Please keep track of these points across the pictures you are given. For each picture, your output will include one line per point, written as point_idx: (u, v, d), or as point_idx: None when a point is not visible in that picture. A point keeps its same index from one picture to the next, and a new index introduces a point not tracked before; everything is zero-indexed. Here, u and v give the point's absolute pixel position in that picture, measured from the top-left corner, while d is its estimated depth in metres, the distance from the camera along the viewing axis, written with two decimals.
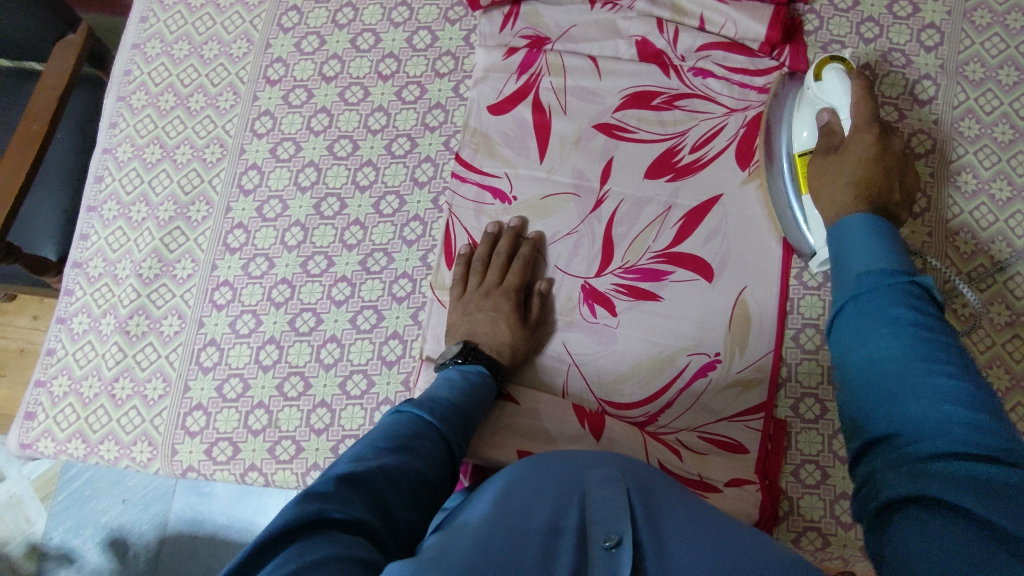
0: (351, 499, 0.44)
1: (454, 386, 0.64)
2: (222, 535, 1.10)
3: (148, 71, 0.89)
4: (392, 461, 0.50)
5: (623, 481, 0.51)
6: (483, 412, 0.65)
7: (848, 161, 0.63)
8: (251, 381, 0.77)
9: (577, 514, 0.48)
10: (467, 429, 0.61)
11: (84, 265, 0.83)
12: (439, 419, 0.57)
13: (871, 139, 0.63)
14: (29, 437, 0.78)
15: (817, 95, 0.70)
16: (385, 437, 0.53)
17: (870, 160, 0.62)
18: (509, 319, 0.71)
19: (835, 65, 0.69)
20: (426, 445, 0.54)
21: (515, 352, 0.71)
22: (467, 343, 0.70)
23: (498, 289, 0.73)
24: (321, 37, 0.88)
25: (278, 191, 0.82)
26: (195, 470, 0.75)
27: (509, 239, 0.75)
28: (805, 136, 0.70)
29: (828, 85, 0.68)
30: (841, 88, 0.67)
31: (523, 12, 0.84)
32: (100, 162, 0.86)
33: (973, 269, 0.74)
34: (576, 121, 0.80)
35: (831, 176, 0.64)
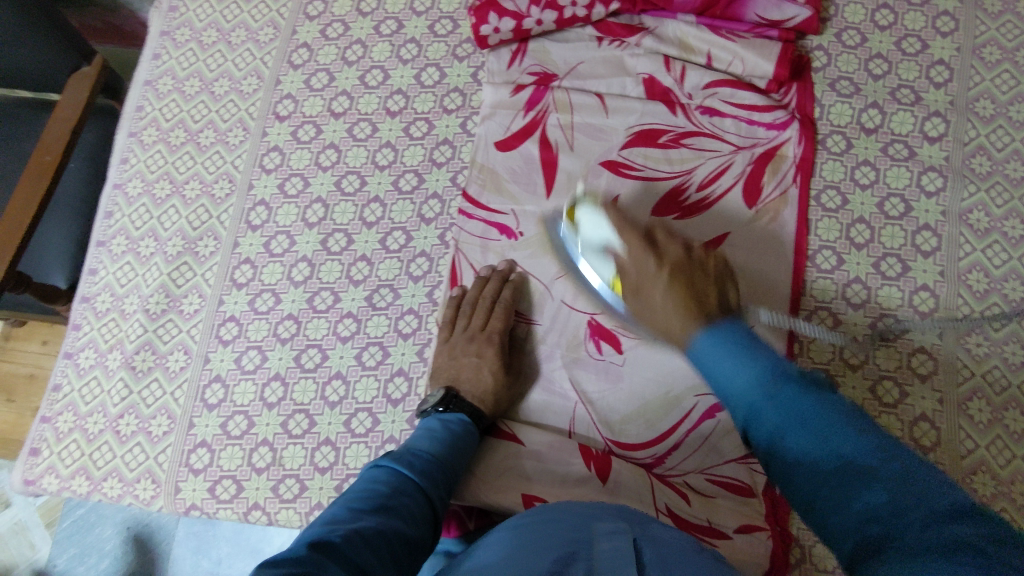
0: (327, 563, 0.44)
1: (435, 436, 0.65)
2: (227, 564, 1.09)
3: (160, 106, 0.90)
4: (370, 522, 0.51)
5: (630, 533, 0.51)
6: (465, 463, 0.66)
7: (658, 286, 0.59)
8: (256, 418, 0.76)
9: (584, 565, 0.47)
10: (448, 483, 0.62)
11: (92, 300, 0.83)
12: (417, 475, 0.59)
13: (655, 271, 0.61)
14: (34, 473, 0.77)
15: (586, 242, 0.70)
16: (362, 500, 0.54)
17: (673, 274, 0.59)
18: (492, 366, 0.72)
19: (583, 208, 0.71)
20: (403, 504, 0.55)
21: (495, 400, 0.71)
22: (449, 391, 0.70)
23: (483, 334, 0.73)
24: (330, 74, 0.88)
25: (286, 227, 0.83)
26: (198, 508, 0.74)
27: (498, 283, 0.75)
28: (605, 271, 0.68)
29: (590, 226, 0.69)
30: (601, 223, 0.68)
31: (530, 49, 0.84)
32: (110, 197, 0.87)
33: (987, 309, 0.73)
34: (582, 157, 0.80)
35: (654, 313, 0.59)
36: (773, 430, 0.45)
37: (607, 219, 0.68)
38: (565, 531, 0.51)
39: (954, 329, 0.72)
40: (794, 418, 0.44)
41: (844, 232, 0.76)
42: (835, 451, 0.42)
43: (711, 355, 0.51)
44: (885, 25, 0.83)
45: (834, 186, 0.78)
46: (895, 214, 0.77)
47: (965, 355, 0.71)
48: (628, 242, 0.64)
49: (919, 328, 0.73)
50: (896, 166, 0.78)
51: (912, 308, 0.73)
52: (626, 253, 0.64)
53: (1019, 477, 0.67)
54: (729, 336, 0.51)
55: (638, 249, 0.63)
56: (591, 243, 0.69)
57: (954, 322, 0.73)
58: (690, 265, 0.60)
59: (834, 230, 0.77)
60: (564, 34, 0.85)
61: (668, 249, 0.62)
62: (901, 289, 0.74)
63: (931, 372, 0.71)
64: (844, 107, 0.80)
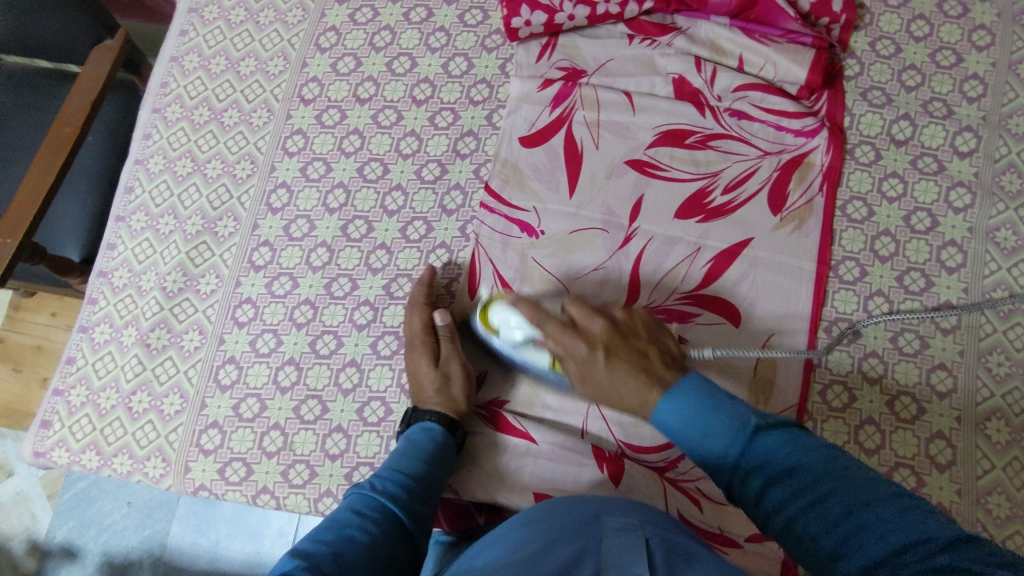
0: None
1: (406, 451, 0.66)
2: (225, 545, 1.09)
3: (185, 84, 0.89)
4: (328, 557, 0.54)
5: (641, 531, 0.50)
6: (447, 469, 0.67)
7: (600, 369, 0.60)
8: (268, 402, 0.76)
9: (592, 562, 0.46)
10: (422, 496, 0.63)
11: (109, 275, 0.83)
12: (385, 498, 0.61)
13: (590, 336, 0.62)
14: (44, 446, 0.77)
15: (514, 343, 0.69)
16: (325, 531, 0.57)
17: (611, 346, 0.61)
18: (421, 367, 0.71)
19: (499, 304, 0.69)
20: (366, 529, 0.58)
21: (439, 394, 0.69)
22: (410, 409, 0.71)
23: (408, 346, 0.73)
24: (357, 59, 0.88)
25: (307, 211, 0.82)
26: (206, 489, 0.74)
27: (426, 290, 0.75)
28: (538, 355, 0.68)
29: (504, 326, 0.69)
30: (516, 319, 0.67)
31: (560, 45, 0.84)
32: (132, 173, 0.87)
33: (1011, 328, 0.72)
34: (608, 155, 0.79)
35: (602, 389, 0.61)
36: (759, 474, 0.51)
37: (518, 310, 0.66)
38: (573, 529, 0.51)
39: (976, 347, 0.72)
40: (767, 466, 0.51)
41: (868, 244, 0.76)
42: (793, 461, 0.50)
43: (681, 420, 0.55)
44: (920, 36, 0.82)
45: (861, 197, 0.77)
46: (921, 229, 0.76)
47: (986, 375, 0.71)
48: (551, 334, 0.63)
49: (939, 344, 0.72)
50: (925, 180, 0.77)
51: (934, 324, 0.73)
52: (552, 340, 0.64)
53: None
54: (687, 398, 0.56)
55: (564, 336, 0.62)
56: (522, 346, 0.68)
57: (976, 340, 0.72)
58: (625, 338, 0.62)
59: (858, 242, 0.76)
60: (595, 31, 0.84)
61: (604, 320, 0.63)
62: (924, 305, 0.73)
63: (950, 390, 0.71)
64: (875, 118, 0.80)
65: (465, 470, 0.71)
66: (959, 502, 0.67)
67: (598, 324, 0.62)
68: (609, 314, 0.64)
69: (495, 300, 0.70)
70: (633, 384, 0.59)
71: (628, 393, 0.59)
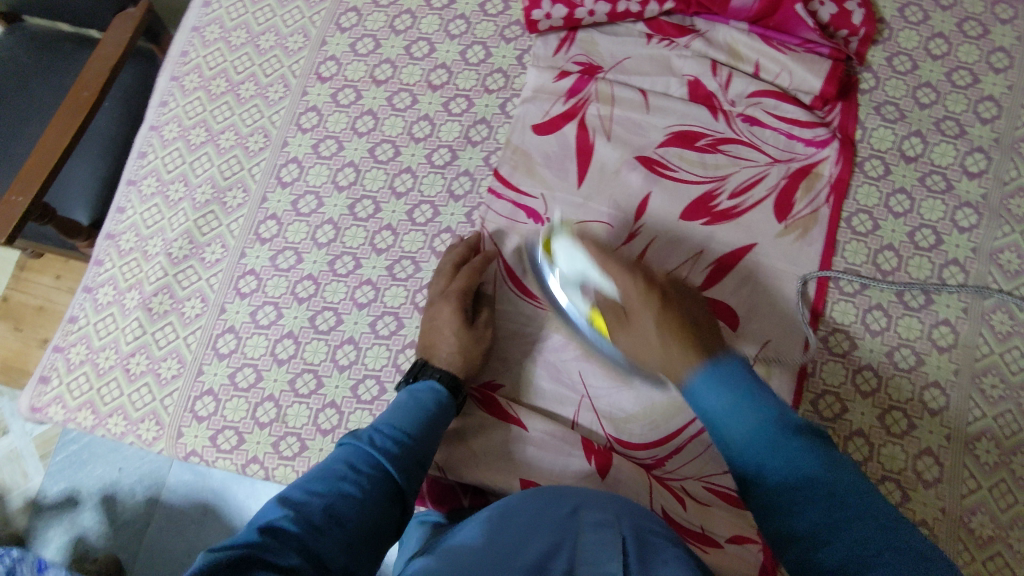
0: (275, 548, 0.49)
1: (406, 409, 0.65)
2: (213, 515, 1.10)
3: (204, 54, 0.90)
4: (319, 508, 0.54)
5: (618, 527, 0.49)
6: (444, 424, 0.67)
7: (648, 312, 0.64)
8: (264, 373, 0.77)
9: (566, 556, 0.47)
10: (419, 457, 0.63)
11: (117, 238, 0.83)
12: (382, 455, 0.60)
13: (643, 295, 0.65)
14: (41, 402, 0.78)
15: (563, 276, 0.71)
16: (318, 479, 0.57)
17: (660, 310, 0.63)
18: (454, 326, 0.71)
19: (562, 237, 0.71)
20: (360, 483, 0.58)
21: (466, 356, 0.71)
22: (421, 361, 0.71)
23: (443, 296, 0.73)
24: (377, 40, 0.88)
25: (316, 187, 0.83)
26: (197, 455, 0.75)
27: (466, 251, 0.76)
28: (579, 303, 0.71)
29: (565, 259, 0.70)
30: (578, 257, 0.69)
31: (578, 39, 0.84)
32: (146, 138, 0.88)
33: (1007, 350, 0.72)
34: (619, 150, 0.79)
35: (643, 339, 0.65)
36: (746, 441, 0.56)
37: (585, 253, 0.68)
38: (551, 526, 0.50)
39: (970, 367, 0.72)
40: (765, 444, 0.55)
41: (871, 257, 0.76)
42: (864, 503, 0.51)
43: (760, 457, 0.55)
44: (938, 54, 0.82)
45: (867, 211, 0.77)
46: (925, 246, 0.76)
47: (978, 395, 0.71)
48: (608, 270, 0.67)
49: (935, 362, 0.72)
50: (932, 198, 0.77)
51: (931, 341, 0.73)
52: (613, 288, 0.67)
53: (1019, 523, 0.67)
54: (769, 438, 0.55)
55: (624, 274, 0.66)
56: (569, 277, 0.70)
57: (972, 360, 0.72)
58: (676, 304, 0.65)
59: (861, 254, 0.76)
60: (614, 28, 0.84)
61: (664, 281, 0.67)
62: (922, 322, 0.74)
63: (942, 409, 0.71)
64: (886, 132, 0.80)
65: (454, 450, 0.72)
66: (943, 520, 0.67)
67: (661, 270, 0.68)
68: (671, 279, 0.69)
69: (558, 232, 0.72)
70: (670, 334, 0.62)
71: (671, 334, 0.62)
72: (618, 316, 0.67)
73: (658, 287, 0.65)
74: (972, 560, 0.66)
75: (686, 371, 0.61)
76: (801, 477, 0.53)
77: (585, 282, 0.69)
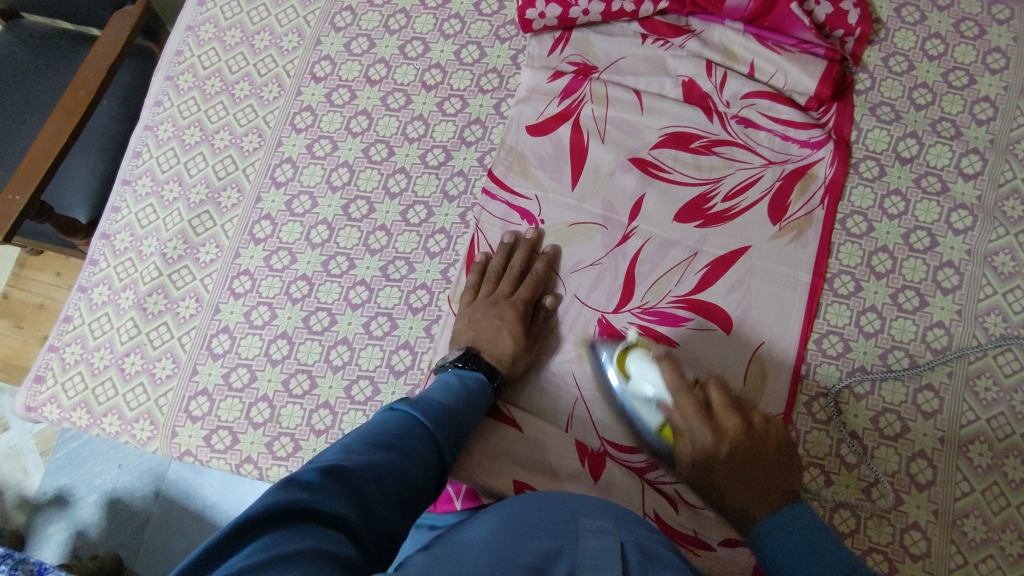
0: (335, 493, 0.44)
1: (451, 390, 0.64)
2: (211, 513, 1.10)
3: (199, 53, 0.90)
4: (381, 460, 0.50)
5: (618, 536, 0.50)
6: (476, 420, 0.65)
7: (720, 463, 0.63)
8: (259, 373, 0.77)
9: (566, 561, 0.46)
10: (458, 434, 0.61)
11: (111, 237, 0.84)
12: (431, 423, 0.58)
13: (718, 437, 0.64)
14: (36, 401, 0.79)
15: (635, 392, 0.69)
16: (377, 435, 0.53)
17: (736, 455, 0.63)
18: (513, 330, 0.72)
19: (637, 354, 0.69)
20: (416, 446, 0.55)
21: (515, 362, 0.72)
22: (469, 349, 0.71)
23: (507, 300, 0.74)
24: (371, 40, 0.88)
25: (310, 187, 0.83)
26: (192, 455, 0.75)
27: (524, 252, 0.76)
28: (648, 414, 0.69)
29: (640, 379, 0.68)
30: (657, 380, 0.67)
31: (573, 39, 0.84)
32: (141, 138, 0.88)
33: (1001, 353, 0.72)
34: (613, 151, 0.79)
35: (710, 472, 0.64)
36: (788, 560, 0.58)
37: (662, 374, 0.67)
38: (552, 526, 0.51)
39: (965, 369, 0.72)
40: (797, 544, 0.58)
41: (865, 259, 0.76)
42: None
43: (786, 553, 0.59)
44: (934, 55, 0.82)
45: (861, 212, 0.77)
46: (920, 248, 0.76)
47: (972, 398, 0.71)
48: (685, 408, 0.66)
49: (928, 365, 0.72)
50: (927, 200, 0.77)
51: (925, 344, 0.73)
52: (681, 416, 0.66)
53: (1011, 526, 0.67)
54: (807, 537, 0.59)
55: (696, 416, 0.65)
56: (644, 398, 0.69)
57: (966, 363, 0.72)
58: (754, 446, 0.64)
59: (855, 256, 0.76)
60: (609, 28, 0.84)
61: (754, 420, 0.66)
62: (916, 324, 0.74)
63: (936, 411, 0.71)
64: (882, 133, 0.79)
65: None
66: (935, 523, 0.67)
67: (736, 419, 0.65)
68: (753, 414, 0.66)
69: (635, 350, 0.70)
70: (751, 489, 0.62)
71: (749, 485, 0.62)
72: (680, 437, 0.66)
73: (740, 433, 0.64)
74: (964, 563, 0.66)
75: (760, 519, 0.61)
76: None
77: (661, 402, 0.68)
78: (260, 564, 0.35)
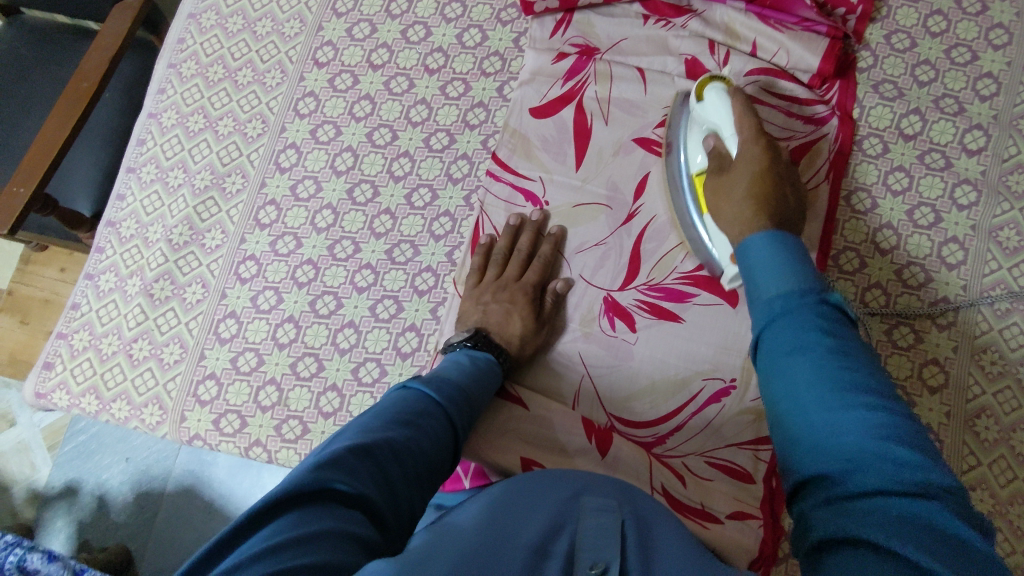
0: (356, 470, 0.44)
1: (462, 370, 0.64)
2: (220, 504, 1.10)
3: (201, 41, 0.90)
4: (399, 436, 0.50)
5: (619, 514, 0.51)
6: (487, 399, 0.65)
7: (749, 171, 0.65)
8: (266, 357, 0.77)
9: (566, 540, 0.47)
10: (471, 413, 0.61)
11: (117, 225, 0.84)
12: (446, 401, 0.58)
13: (755, 158, 0.66)
14: (45, 387, 0.79)
15: (700, 116, 0.72)
16: (394, 412, 0.53)
17: (761, 171, 0.65)
18: (522, 312, 0.72)
19: (717, 87, 0.72)
20: (432, 424, 0.55)
21: (525, 345, 0.72)
22: (478, 330, 0.71)
23: (516, 283, 0.74)
24: (373, 25, 0.88)
25: (314, 172, 0.83)
26: (201, 439, 0.76)
27: (531, 234, 0.76)
28: (700, 157, 0.71)
29: (710, 106, 0.71)
30: (724, 109, 0.70)
31: (574, 20, 0.84)
32: (145, 126, 0.88)
33: (1006, 327, 0.72)
34: (617, 131, 0.79)
35: (731, 192, 0.66)
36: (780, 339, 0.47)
37: (732, 105, 0.70)
38: (555, 504, 0.51)
39: (970, 344, 0.72)
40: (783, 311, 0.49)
41: (869, 236, 0.76)
42: (846, 406, 0.41)
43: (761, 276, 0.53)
44: (937, 31, 0.82)
45: (865, 189, 0.77)
46: (924, 224, 0.76)
47: (978, 371, 0.71)
48: (746, 124, 0.68)
49: (934, 340, 0.72)
50: (931, 175, 0.77)
51: (930, 319, 0.73)
52: (734, 142, 0.69)
53: (1019, 498, 0.67)
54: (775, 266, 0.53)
55: (751, 142, 0.67)
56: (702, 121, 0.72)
57: (971, 338, 0.72)
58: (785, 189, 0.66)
59: (859, 233, 0.76)
60: (611, 9, 0.84)
61: (785, 173, 0.67)
62: (921, 299, 0.74)
63: (941, 386, 0.71)
64: (884, 111, 0.79)
65: None
66: None
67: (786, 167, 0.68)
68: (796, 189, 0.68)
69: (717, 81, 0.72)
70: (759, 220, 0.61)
71: (756, 207, 0.62)
72: (721, 166, 0.69)
73: (777, 173, 0.66)
74: None
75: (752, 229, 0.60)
76: (786, 395, 0.44)
77: (716, 131, 0.70)
78: (278, 548, 0.36)
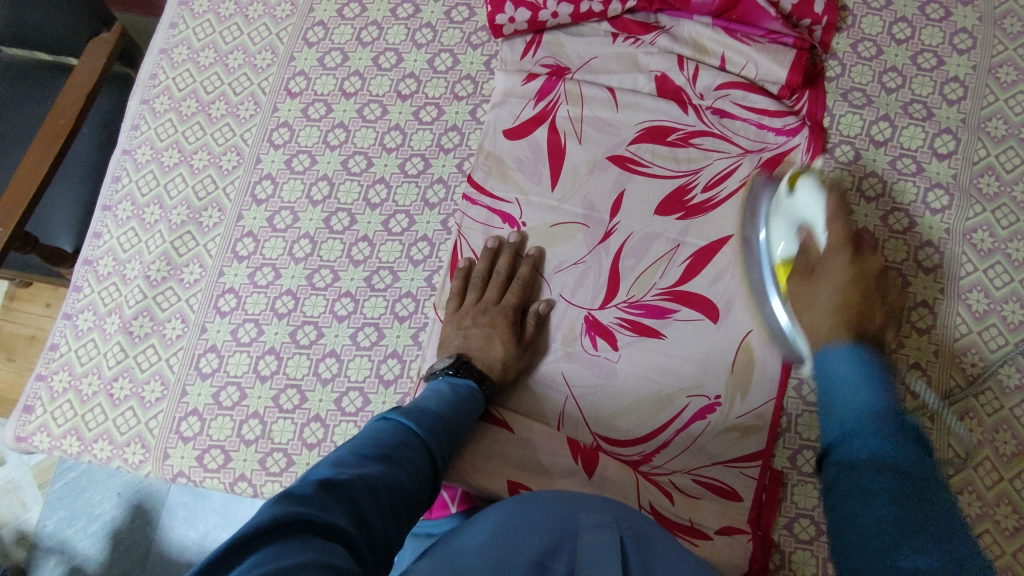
0: (330, 506, 0.44)
1: (442, 398, 0.64)
2: (212, 537, 1.09)
3: (173, 76, 0.90)
4: (374, 471, 0.50)
5: (615, 529, 0.51)
6: (468, 427, 0.65)
7: (839, 274, 0.67)
8: (248, 390, 0.77)
9: (567, 555, 0.47)
10: (451, 442, 0.61)
11: (94, 263, 0.83)
12: (424, 431, 0.58)
13: (842, 266, 0.68)
14: (26, 430, 0.78)
15: (787, 210, 0.72)
16: (370, 445, 0.53)
17: (851, 283, 0.67)
18: (503, 337, 0.72)
19: (810, 179, 0.72)
20: (409, 456, 0.55)
21: (507, 369, 0.72)
22: (459, 356, 0.71)
23: (496, 307, 0.74)
24: (344, 53, 0.89)
25: (290, 203, 0.83)
26: (185, 476, 0.75)
27: (509, 256, 0.76)
28: (783, 246, 0.72)
29: (803, 196, 0.72)
30: (816, 203, 0.71)
31: (544, 41, 0.84)
32: (119, 162, 0.88)
33: (984, 329, 0.72)
34: (590, 149, 0.80)
35: (818, 304, 0.67)
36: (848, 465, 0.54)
37: (827, 202, 0.71)
38: (552, 522, 0.51)
39: (950, 347, 0.72)
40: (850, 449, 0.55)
41: None
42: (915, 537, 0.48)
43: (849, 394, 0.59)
44: (902, 38, 0.83)
45: None
46: (899, 229, 0.76)
47: (958, 374, 0.71)
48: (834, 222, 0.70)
49: (914, 344, 0.73)
50: (903, 181, 0.78)
51: (909, 324, 0.73)
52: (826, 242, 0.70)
53: (1005, 500, 0.67)
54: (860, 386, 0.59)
55: (841, 246, 0.69)
56: (792, 212, 0.72)
57: (950, 341, 0.72)
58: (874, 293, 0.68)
59: None
60: (580, 28, 0.84)
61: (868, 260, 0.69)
62: (900, 305, 0.74)
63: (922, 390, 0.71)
64: (854, 118, 0.80)
65: None
66: None
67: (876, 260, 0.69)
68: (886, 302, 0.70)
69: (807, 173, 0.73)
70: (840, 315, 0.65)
71: (839, 312, 0.65)
72: (808, 267, 0.70)
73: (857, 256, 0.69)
74: None
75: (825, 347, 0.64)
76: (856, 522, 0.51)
77: (805, 227, 0.71)
78: None
